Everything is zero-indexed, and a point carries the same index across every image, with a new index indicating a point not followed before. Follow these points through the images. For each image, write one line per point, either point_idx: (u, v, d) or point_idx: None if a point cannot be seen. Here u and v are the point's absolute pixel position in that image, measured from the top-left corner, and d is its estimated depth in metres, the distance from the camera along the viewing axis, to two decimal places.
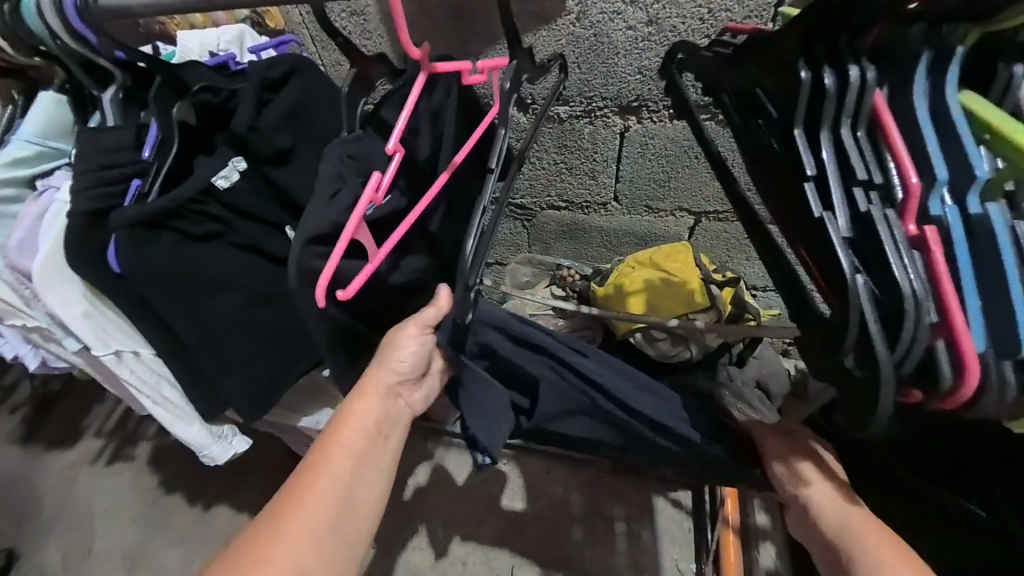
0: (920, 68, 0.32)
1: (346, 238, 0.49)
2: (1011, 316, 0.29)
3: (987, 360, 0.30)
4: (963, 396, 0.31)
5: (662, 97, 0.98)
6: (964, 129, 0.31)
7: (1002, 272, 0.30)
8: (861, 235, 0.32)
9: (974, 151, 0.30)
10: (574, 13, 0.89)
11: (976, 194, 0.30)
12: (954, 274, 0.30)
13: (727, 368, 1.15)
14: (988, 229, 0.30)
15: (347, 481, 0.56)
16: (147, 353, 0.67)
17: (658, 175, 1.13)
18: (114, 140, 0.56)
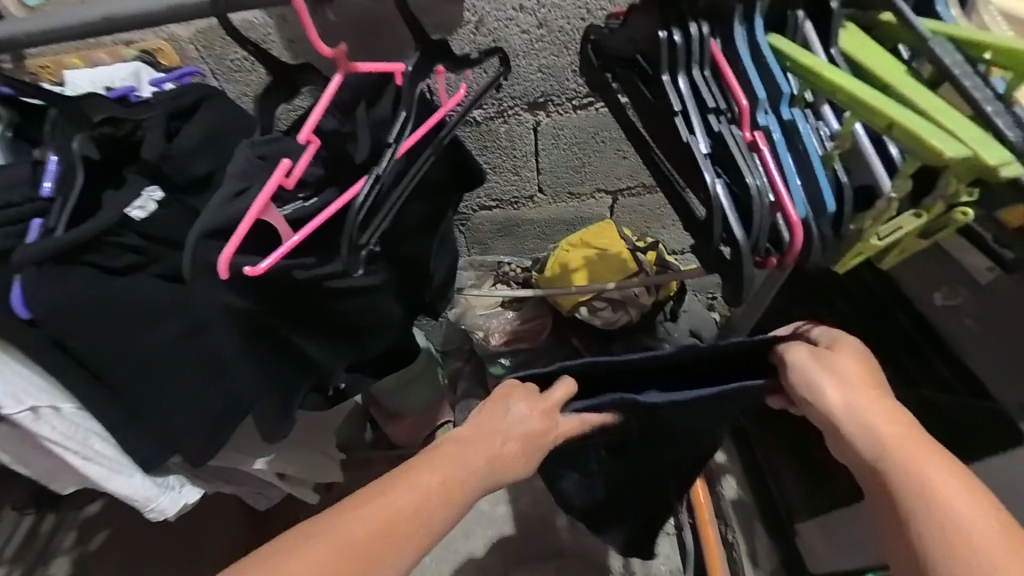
0: (735, 18, 0.42)
1: (247, 218, 0.51)
2: (820, 188, 0.38)
3: (811, 223, 0.38)
4: (795, 251, 0.38)
5: (563, 91, 1.09)
6: (771, 59, 0.41)
7: (809, 158, 0.39)
8: (715, 146, 0.40)
9: (779, 78, 0.41)
10: (472, 23, 0.96)
11: (784, 105, 0.40)
12: (776, 164, 0.39)
13: (665, 324, 1.30)
14: (796, 129, 0.40)
15: (428, 503, 0.49)
16: (69, 406, 0.61)
17: (573, 162, 1.23)
18: (10, 177, 0.53)
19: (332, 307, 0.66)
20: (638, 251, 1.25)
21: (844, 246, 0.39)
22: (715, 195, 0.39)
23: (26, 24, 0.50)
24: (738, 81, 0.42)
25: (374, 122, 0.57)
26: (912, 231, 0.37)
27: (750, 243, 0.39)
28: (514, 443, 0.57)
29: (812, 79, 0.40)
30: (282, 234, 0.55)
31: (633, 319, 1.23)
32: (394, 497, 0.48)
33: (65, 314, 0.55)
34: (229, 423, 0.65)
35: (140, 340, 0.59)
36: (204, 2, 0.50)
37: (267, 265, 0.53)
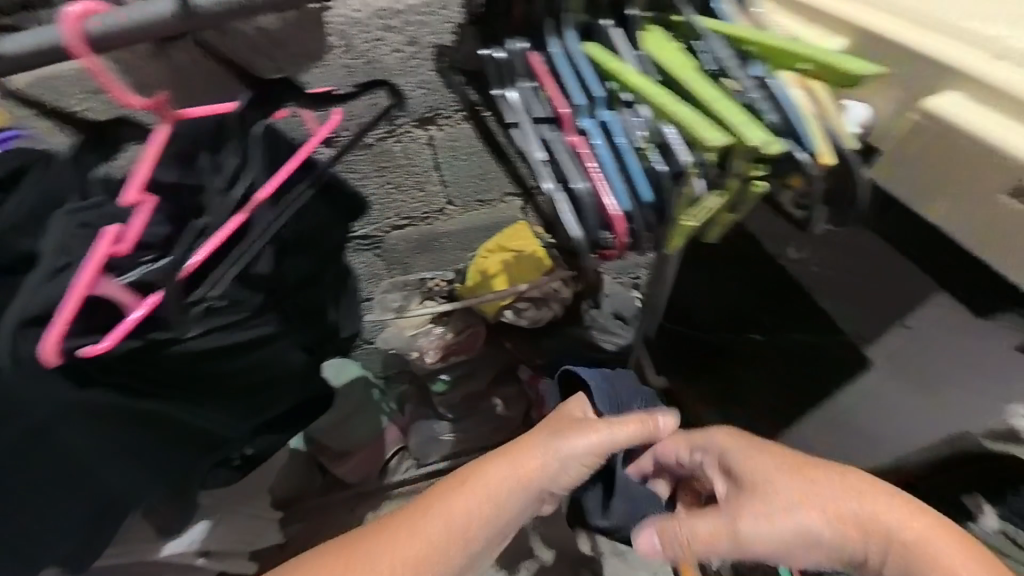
0: (546, 35, 0.46)
1: (76, 294, 0.47)
2: (636, 178, 0.41)
3: (633, 210, 0.41)
4: (620, 239, 0.40)
5: (450, 104, 1.09)
6: (583, 66, 0.44)
7: (624, 152, 0.41)
8: (541, 151, 0.43)
9: (592, 88, 0.43)
10: (340, 47, 0.91)
11: (599, 106, 0.43)
12: (598, 166, 0.41)
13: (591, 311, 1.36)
14: (611, 126, 0.42)
15: (444, 526, 0.64)
16: None
17: (475, 170, 1.25)
18: None
19: (215, 365, 0.63)
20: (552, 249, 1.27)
21: (669, 230, 0.41)
22: (551, 201, 0.41)
23: None
24: (555, 90, 0.44)
25: (213, 170, 0.57)
26: (715, 209, 0.41)
27: (589, 242, 0.40)
28: (537, 456, 0.67)
29: (618, 81, 0.43)
30: (127, 305, 0.51)
31: (557, 313, 1.28)
32: (405, 534, 0.63)
33: None
34: (121, 501, 0.64)
35: None
36: None
37: (106, 346, 0.50)
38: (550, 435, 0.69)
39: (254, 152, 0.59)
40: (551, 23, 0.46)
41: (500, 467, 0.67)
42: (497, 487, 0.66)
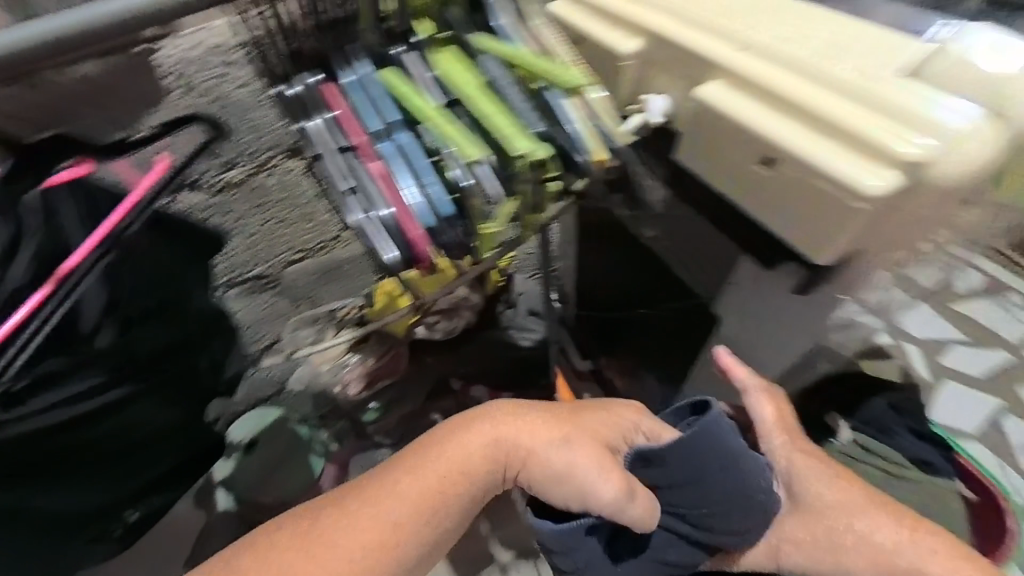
0: (340, 68, 0.47)
1: None
2: (435, 196, 0.42)
3: (435, 228, 0.42)
4: (424, 257, 0.41)
5: None
6: (379, 94, 0.46)
7: (421, 173, 0.43)
8: (343, 180, 0.43)
9: (384, 112, 0.45)
10: (181, 87, 0.90)
11: (398, 130, 0.45)
12: (398, 187, 0.43)
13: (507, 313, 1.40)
14: (409, 149, 0.44)
15: (433, 490, 0.58)
16: None
17: None
18: None
19: (63, 436, 0.64)
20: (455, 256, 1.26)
21: (474, 238, 0.44)
22: (363, 230, 0.42)
23: None
24: (350, 120, 0.45)
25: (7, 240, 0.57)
26: (511, 214, 0.43)
27: (400, 263, 0.41)
28: (549, 450, 0.60)
29: (412, 105, 0.45)
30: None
31: (471, 321, 1.30)
32: (382, 496, 0.58)
33: None
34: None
35: None
36: None
37: None
38: (564, 430, 0.62)
39: (32, 220, 0.59)
40: (337, 57, 0.47)
41: (506, 440, 0.61)
42: (499, 462, 0.60)
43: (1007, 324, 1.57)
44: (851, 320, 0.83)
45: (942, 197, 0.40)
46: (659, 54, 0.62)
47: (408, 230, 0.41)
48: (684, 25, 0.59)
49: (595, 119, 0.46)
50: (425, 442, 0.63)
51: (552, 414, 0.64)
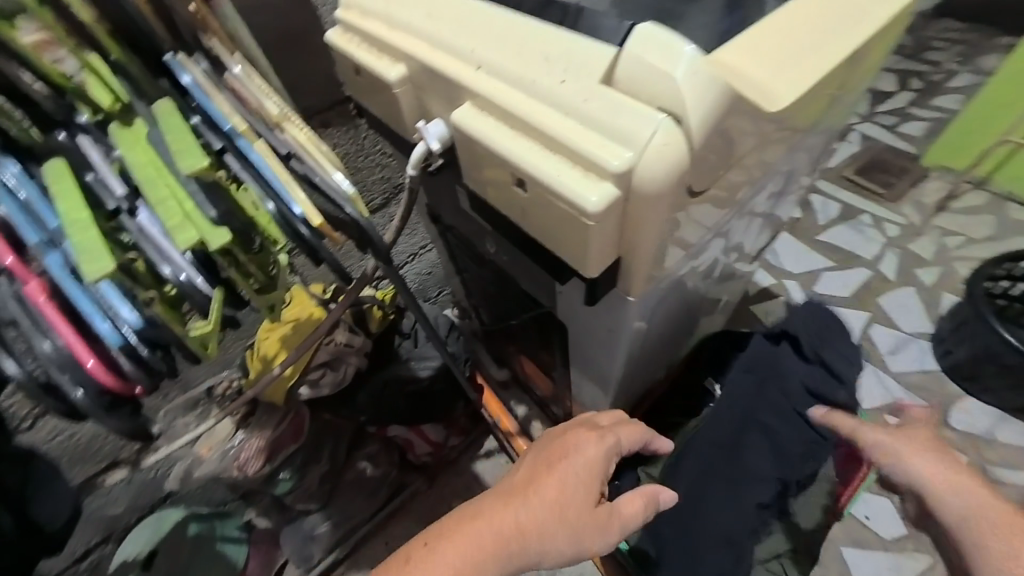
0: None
1: None
2: (112, 310, 0.36)
3: (118, 350, 0.36)
4: (114, 386, 0.37)
5: None
6: (32, 195, 0.39)
7: (89, 285, 0.36)
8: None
9: (27, 210, 0.38)
10: None
11: (54, 236, 0.37)
12: (56, 304, 0.36)
13: (402, 344, 1.36)
14: (68, 257, 0.36)
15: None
16: None
17: None
18: None
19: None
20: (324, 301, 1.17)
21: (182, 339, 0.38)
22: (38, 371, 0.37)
23: None
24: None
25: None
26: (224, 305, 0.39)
27: (86, 399, 0.36)
28: (555, 516, 0.55)
29: (64, 202, 0.37)
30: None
31: (360, 365, 1.22)
32: None
33: None
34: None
35: None
36: None
37: None
38: (563, 487, 0.57)
39: None
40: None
41: (510, 514, 0.55)
42: (509, 537, 0.54)
43: (863, 245, 1.74)
44: (696, 291, 0.86)
45: (657, 203, 0.41)
46: (422, 77, 0.59)
47: (78, 363, 0.35)
48: (432, 48, 0.56)
49: (303, 174, 0.43)
50: (439, 531, 0.56)
51: (544, 472, 0.59)
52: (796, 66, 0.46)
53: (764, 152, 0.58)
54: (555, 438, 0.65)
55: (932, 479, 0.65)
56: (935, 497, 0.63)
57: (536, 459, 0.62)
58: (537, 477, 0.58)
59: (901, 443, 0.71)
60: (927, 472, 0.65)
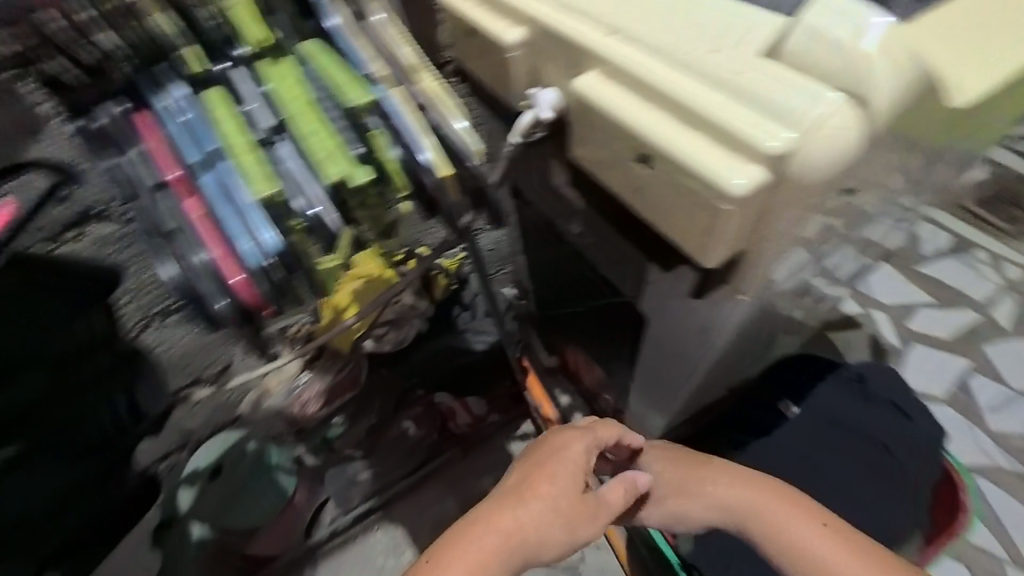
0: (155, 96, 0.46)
1: None
2: (250, 230, 0.40)
3: (250, 268, 0.40)
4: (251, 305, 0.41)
5: None
6: (196, 121, 0.44)
7: (234, 206, 0.41)
8: (168, 223, 0.43)
9: (191, 136, 0.43)
10: None
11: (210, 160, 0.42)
12: (208, 219, 0.40)
13: (462, 314, 1.35)
14: (221, 180, 0.41)
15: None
16: None
17: None
18: None
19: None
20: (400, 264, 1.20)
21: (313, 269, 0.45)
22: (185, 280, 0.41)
23: None
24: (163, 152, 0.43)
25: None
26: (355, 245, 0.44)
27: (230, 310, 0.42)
28: (553, 512, 0.57)
29: (226, 130, 0.43)
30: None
31: (421, 329, 1.27)
32: None
33: None
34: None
35: None
36: None
37: None
38: (556, 485, 0.59)
39: None
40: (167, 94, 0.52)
41: (508, 518, 0.55)
42: (516, 535, 0.54)
43: (975, 283, 1.53)
44: (787, 305, 0.80)
45: (803, 195, 0.38)
46: (543, 43, 0.57)
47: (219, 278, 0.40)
48: (559, 10, 0.54)
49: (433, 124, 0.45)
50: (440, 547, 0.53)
51: (536, 473, 0.60)
52: (993, 55, 0.39)
53: (912, 158, 0.52)
54: (544, 441, 0.67)
55: (715, 487, 0.67)
56: (746, 526, 0.63)
57: (530, 464, 0.63)
58: (533, 479, 0.60)
59: (672, 471, 0.72)
60: (706, 487, 0.67)
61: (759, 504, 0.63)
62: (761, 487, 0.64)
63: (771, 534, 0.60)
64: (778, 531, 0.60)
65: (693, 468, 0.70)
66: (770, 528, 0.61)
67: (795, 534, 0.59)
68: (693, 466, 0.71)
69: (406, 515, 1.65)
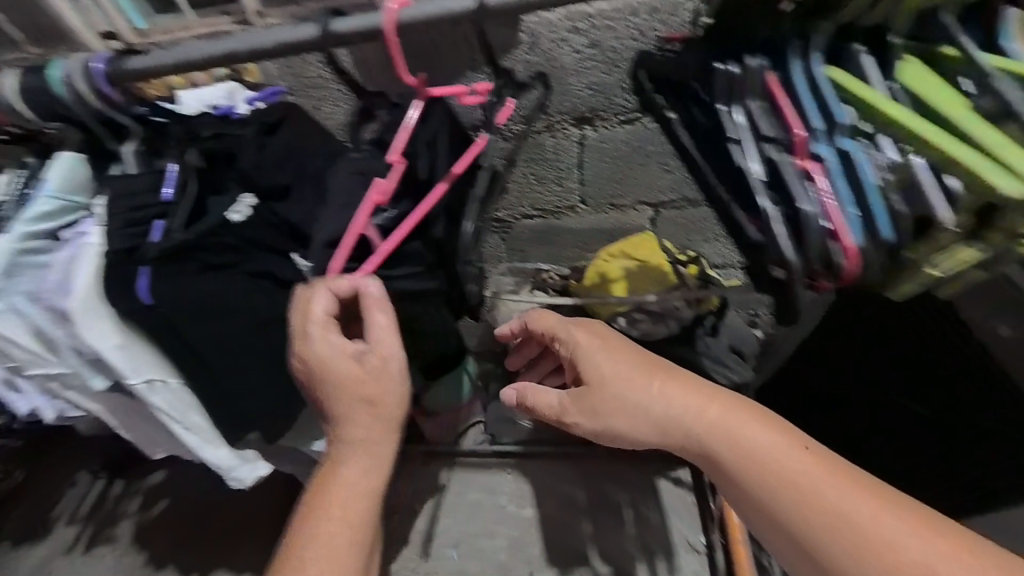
0: (794, 60, 0.60)
1: (353, 233, 0.66)
2: (875, 211, 0.54)
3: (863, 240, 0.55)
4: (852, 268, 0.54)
5: (612, 107, 1.13)
6: (834, 99, 0.57)
7: (863, 186, 0.55)
8: (772, 176, 0.59)
9: (822, 128, 0.58)
10: (527, 44, 1.03)
11: (847, 138, 0.57)
12: (835, 190, 0.56)
13: (705, 339, 1.29)
14: (856, 162, 0.56)
15: (357, 509, 0.71)
16: (176, 381, 0.69)
17: (616, 175, 1.28)
18: (139, 187, 0.63)
19: (400, 304, 0.75)
20: (678, 265, 1.26)
21: (904, 273, 0.56)
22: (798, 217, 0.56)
23: (166, 58, 0.59)
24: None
25: (428, 143, 0.72)
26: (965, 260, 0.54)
27: (834, 259, 0.54)
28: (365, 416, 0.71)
29: (869, 112, 0.57)
30: (377, 245, 0.69)
31: (671, 332, 1.25)
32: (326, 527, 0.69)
33: (176, 304, 0.63)
34: None
35: (216, 331, 0.66)
36: (313, 34, 0.58)
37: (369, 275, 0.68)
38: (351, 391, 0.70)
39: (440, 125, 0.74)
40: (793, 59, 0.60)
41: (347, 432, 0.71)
42: (368, 463, 0.71)
43: None
44: None
45: None
46: None
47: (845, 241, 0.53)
48: None
49: None
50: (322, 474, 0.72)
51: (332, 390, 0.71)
52: None
53: None
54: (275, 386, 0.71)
55: (684, 410, 0.77)
56: (714, 446, 0.73)
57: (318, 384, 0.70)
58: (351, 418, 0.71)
59: (618, 376, 0.81)
60: (665, 404, 0.78)
61: (725, 420, 0.74)
62: (718, 407, 0.75)
63: (736, 453, 0.71)
64: (739, 442, 0.72)
65: (641, 376, 0.79)
66: (739, 446, 0.72)
67: (765, 451, 0.71)
68: (638, 378, 0.80)
69: (537, 473, 1.66)
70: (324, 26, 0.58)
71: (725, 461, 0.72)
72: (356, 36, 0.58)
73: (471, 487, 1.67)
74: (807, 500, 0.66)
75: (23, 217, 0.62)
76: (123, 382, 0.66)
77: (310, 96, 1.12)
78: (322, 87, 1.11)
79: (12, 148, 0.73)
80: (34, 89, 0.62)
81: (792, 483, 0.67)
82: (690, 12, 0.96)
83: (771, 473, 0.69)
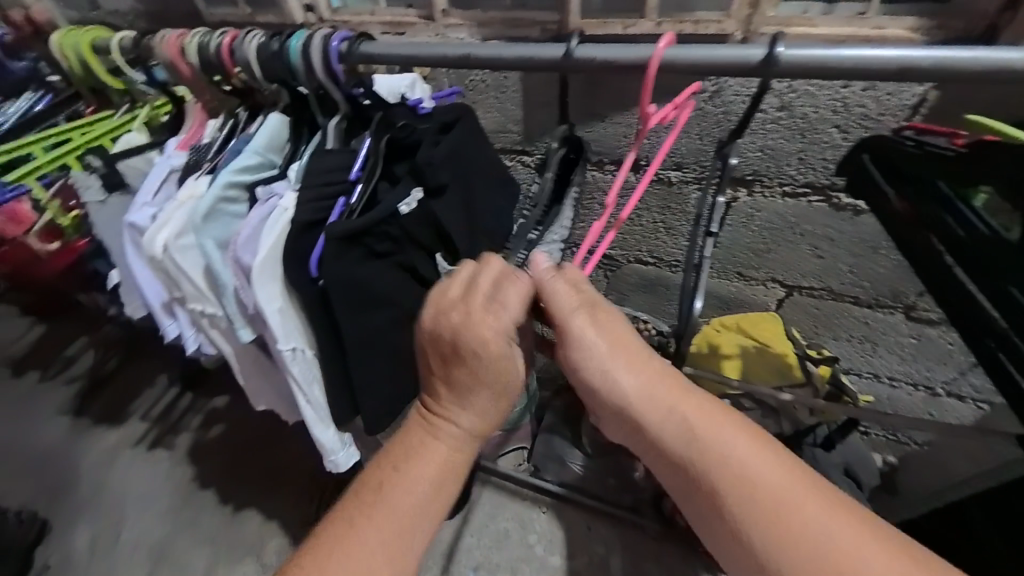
0: None
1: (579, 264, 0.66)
2: None
3: None
4: None
5: (778, 176, 1.03)
6: None
7: None
8: None
9: None
10: (707, 92, 0.97)
11: None
12: None
13: (813, 449, 1.15)
14: None
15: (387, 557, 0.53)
16: (310, 352, 0.73)
17: (758, 246, 1.17)
18: (334, 162, 0.65)
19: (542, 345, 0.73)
20: (808, 360, 1.13)
21: None
22: None
23: (408, 48, 0.63)
24: None
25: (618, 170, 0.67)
26: None
27: None
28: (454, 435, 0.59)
29: None
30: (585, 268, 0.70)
31: (781, 433, 1.10)
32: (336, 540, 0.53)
33: (338, 282, 0.64)
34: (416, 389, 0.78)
35: (367, 316, 0.68)
36: (557, 57, 0.59)
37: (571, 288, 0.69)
38: (462, 398, 0.58)
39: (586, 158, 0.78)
40: None
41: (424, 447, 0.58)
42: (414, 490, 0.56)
43: None
44: None
45: None
46: None
47: None
48: None
49: None
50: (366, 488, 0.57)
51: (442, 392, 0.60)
52: None
53: None
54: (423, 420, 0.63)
55: (659, 391, 0.57)
56: (714, 462, 0.52)
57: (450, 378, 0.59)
58: (426, 433, 0.59)
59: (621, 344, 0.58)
60: (646, 380, 0.57)
61: (724, 441, 0.53)
62: (697, 402, 0.56)
63: (740, 478, 0.51)
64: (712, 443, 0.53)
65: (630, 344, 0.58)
66: (714, 446, 0.53)
67: (777, 486, 0.49)
68: (627, 348, 0.58)
69: (576, 522, 1.54)
70: (568, 50, 0.59)
71: (715, 483, 0.52)
72: (601, 65, 0.58)
73: (503, 513, 1.58)
74: (807, 557, 0.46)
75: (230, 166, 0.67)
76: (271, 344, 0.70)
77: (467, 98, 1.13)
78: (478, 93, 1.11)
79: (226, 97, 0.79)
80: (270, 49, 0.65)
81: (780, 513, 0.48)
82: (913, 97, 0.85)
83: (779, 518, 0.48)
